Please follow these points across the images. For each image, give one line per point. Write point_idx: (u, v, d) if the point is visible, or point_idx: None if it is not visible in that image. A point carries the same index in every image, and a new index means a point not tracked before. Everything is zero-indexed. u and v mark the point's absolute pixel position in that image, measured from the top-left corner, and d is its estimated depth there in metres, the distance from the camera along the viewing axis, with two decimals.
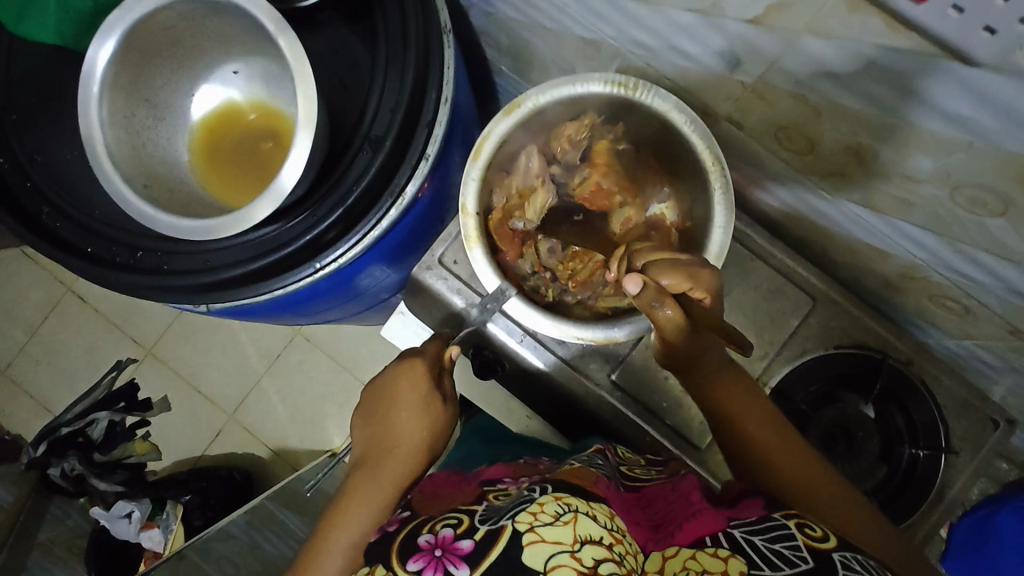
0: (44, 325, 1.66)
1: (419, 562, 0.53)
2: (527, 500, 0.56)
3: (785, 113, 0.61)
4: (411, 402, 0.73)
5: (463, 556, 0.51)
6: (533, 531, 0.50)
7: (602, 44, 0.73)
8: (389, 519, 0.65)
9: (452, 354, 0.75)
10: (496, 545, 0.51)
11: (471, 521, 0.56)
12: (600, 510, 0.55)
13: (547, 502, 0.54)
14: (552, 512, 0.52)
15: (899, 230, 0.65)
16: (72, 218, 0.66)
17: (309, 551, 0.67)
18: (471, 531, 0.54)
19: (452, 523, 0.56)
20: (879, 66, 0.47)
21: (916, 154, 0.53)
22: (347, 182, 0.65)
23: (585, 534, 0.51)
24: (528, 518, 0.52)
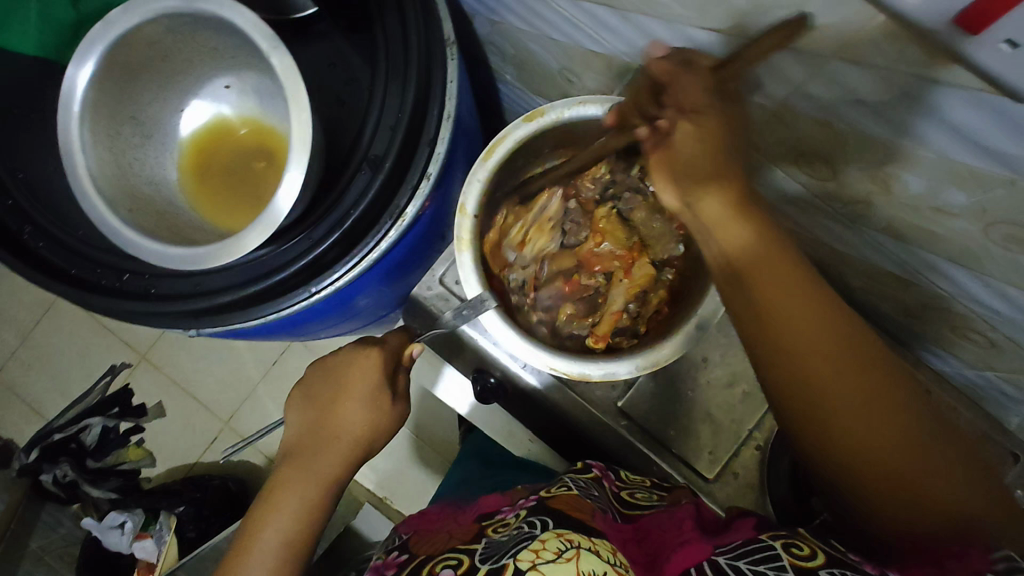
0: (36, 328, 1.63)
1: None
2: (528, 537, 0.52)
3: (807, 138, 0.57)
4: (360, 394, 0.65)
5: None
6: (535, 569, 0.46)
7: (613, 59, 0.69)
8: (387, 561, 0.63)
9: (412, 351, 0.69)
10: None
11: (473, 560, 0.53)
12: (604, 545, 0.51)
13: (548, 538, 0.50)
14: (554, 548, 0.48)
15: (923, 261, 0.62)
16: (56, 239, 0.63)
17: (230, 553, 0.59)
18: (472, 571, 0.51)
19: (452, 565, 0.54)
20: (917, 96, 0.43)
21: (949, 188, 0.49)
22: (344, 203, 0.62)
23: (589, 569, 0.46)
24: (530, 556, 0.48)
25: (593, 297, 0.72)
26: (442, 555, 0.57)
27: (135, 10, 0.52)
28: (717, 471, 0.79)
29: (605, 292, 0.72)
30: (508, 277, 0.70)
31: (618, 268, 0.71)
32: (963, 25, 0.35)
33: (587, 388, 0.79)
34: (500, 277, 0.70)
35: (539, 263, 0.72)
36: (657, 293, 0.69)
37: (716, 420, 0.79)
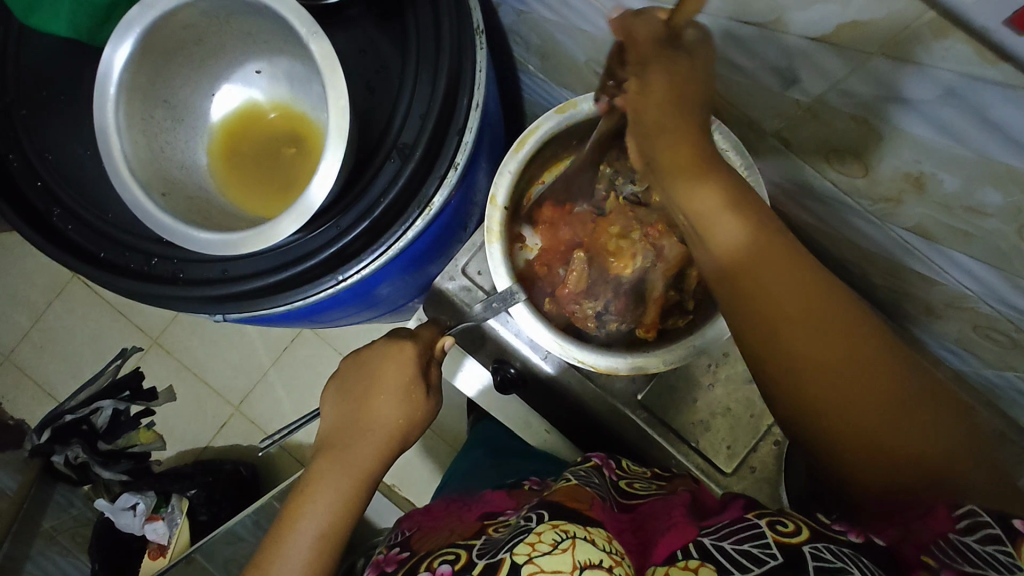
0: (48, 310, 1.64)
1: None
2: (525, 529, 0.52)
3: (840, 135, 0.57)
4: (396, 386, 0.65)
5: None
6: (532, 562, 0.46)
7: None
8: (387, 558, 0.64)
9: (444, 345, 0.70)
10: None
11: (470, 555, 0.53)
12: (600, 534, 0.51)
13: (544, 530, 0.50)
14: (550, 540, 0.48)
15: (950, 259, 0.62)
16: (85, 221, 0.63)
17: (265, 544, 0.58)
18: (469, 566, 0.51)
19: (450, 560, 0.54)
20: (960, 95, 0.43)
21: (985, 188, 0.49)
22: (374, 191, 0.62)
23: (585, 559, 0.47)
24: (526, 549, 0.48)
25: (639, 278, 0.68)
26: (438, 551, 0.57)
27: None
28: (735, 465, 0.79)
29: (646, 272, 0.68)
30: (557, 306, 0.70)
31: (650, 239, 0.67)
32: (1015, 24, 0.35)
33: (607, 381, 0.80)
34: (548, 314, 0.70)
35: (584, 269, 0.69)
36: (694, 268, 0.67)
37: (735, 414, 0.79)
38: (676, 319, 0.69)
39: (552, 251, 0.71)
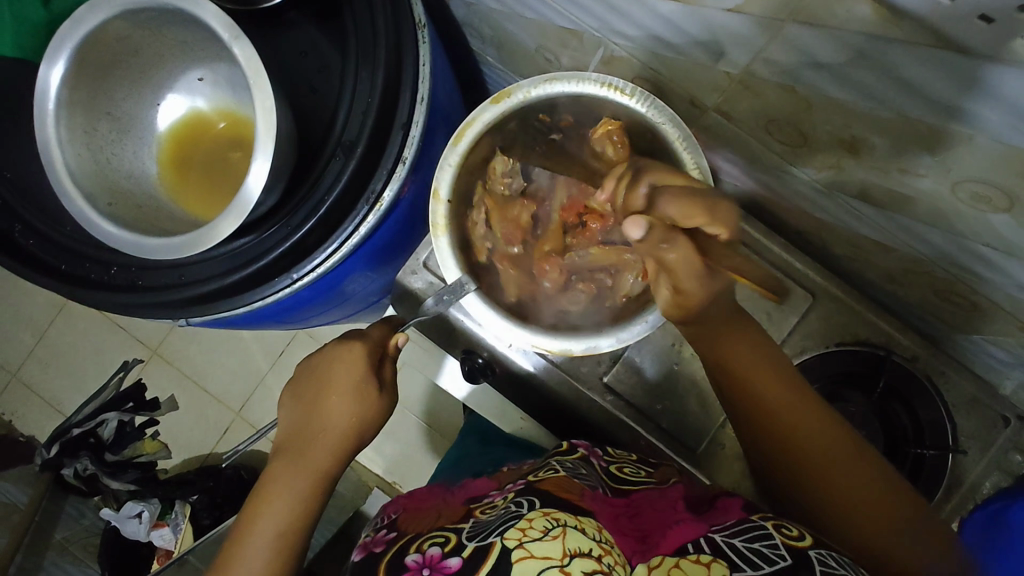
0: (51, 327, 1.69)
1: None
2: (515, 515, 0.54)
3: (774, 105, 0.57)
4: (346, 388, 0.67)
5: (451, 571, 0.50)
6: (522, 547, 0.48)
7: (583, 35, 0.69)
8: (375, 540, 0.64)
9: (396, 342, 0.71)
10: (487, 561, 0.49)
11: (459, 537, 0.54)
12: (590, 523, 0.53)
13: (535, 517, 0.52)
14: (541, 527, 0.50)
15: (897, 223, 0.61)
16: (46, 236, 0.65)
17: (227, 544, 0.62)
18: (459, 549, 0.52)
19: (439, 543, 0.55)
20: (869, 57, 0.43)
21: (912, 147, 0.49)
22: (321, 189, 0.63)
23: (575, 547, 0.48)
24: (516, 534, 0.50)
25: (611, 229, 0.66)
26: (430, 533, 0.58)
27: (100, 7, 0.53)
28: (706, 442, 0.79)
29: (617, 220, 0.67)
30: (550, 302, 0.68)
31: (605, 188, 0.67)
32: None
33: (573, 364, 0.80)
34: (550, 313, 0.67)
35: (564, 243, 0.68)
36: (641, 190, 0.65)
37: (703, 392, 0.79)
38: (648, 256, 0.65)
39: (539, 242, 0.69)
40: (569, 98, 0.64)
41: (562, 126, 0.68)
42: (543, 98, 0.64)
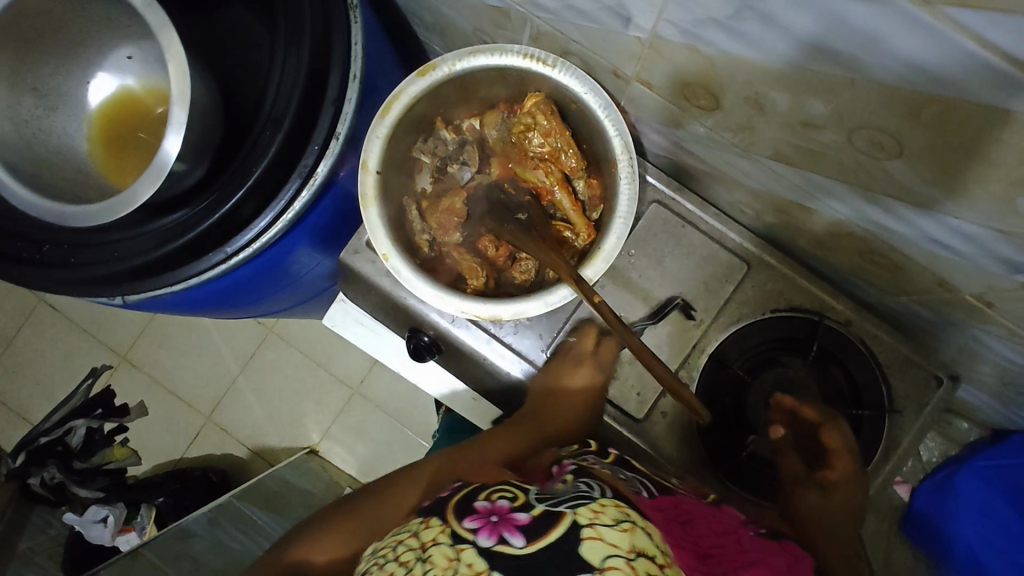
0: (17, 336, 1.68)
1: (475, 523, 0.52)
2: (586, 496, 0.55)
3: (684, 69, 0.59)
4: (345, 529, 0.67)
5: (519, 527, 0.51)
6: (593, 526, 0.49)
7: (511, 12, 0.71)
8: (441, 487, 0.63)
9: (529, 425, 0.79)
10: (556, 528, 0.50)
11: (528, 498, 0.55)
12: (657, 530, 0.53)
13: (608, 504, 0.53)
14: (612, 515, 0.51)
15: (814, 183, 0.63)
16: None
17: None
18: (527, 507, 0.53)
19: (507, 497, 0.56)
20: (752, 8, 0.45)
21: (809, 99, 0.51)
22: (251, 162, 0.64)
23: (641, 546, 0.49)
24: (587, 513, 0.51)
25: (540, 199, 0.72)
26: (496, 487, 0.59)
27: None
28: (646, 412, 0.79)
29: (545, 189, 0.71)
30: (473, 276, 0.70)
31: (535, 160, 0.71)
32: None
33: (515, 340, 0.80)
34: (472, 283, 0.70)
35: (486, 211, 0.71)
36: (571, 164, 0.69)
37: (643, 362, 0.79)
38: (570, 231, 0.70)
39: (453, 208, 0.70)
40: (494, 71, 0.66)
41: (480, 116, 0.72)
42: (468, 70, 0.65)
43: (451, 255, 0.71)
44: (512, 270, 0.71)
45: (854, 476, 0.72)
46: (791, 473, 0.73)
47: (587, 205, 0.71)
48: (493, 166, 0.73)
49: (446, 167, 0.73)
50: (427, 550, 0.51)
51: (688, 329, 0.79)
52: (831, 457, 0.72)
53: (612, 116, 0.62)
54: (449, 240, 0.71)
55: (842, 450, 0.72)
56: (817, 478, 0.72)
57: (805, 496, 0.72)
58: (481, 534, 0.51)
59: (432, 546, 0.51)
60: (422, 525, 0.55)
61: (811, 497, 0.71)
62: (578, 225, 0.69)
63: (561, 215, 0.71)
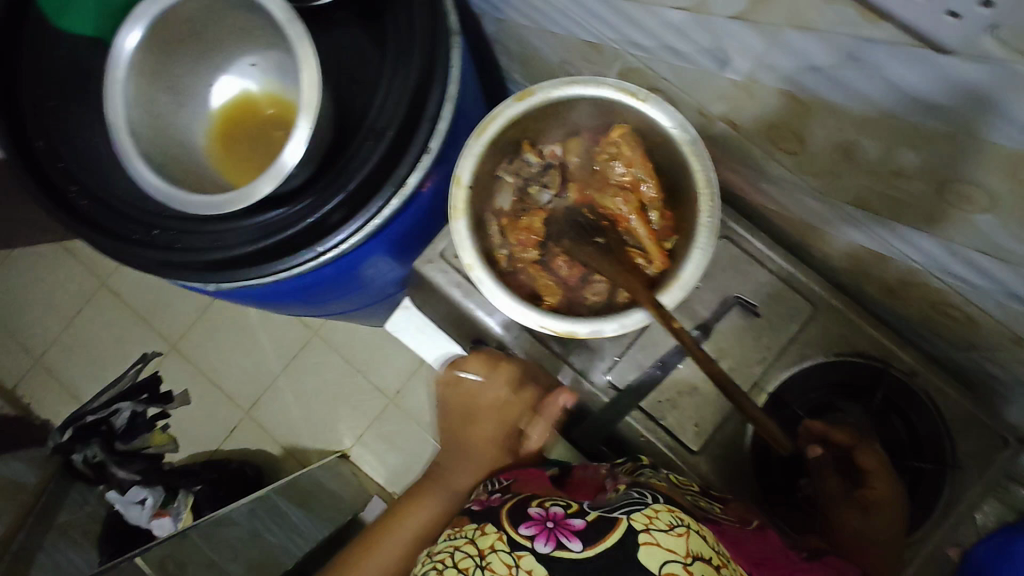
0: (79, 316, 1.76)
1: (532, 529, 0.62)
2: (640, 502, 0.62)
3: (775, 112, 0.61)
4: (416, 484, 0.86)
5: (576, 532, 0.60)
6: (649, 533, 0.58)
7: (604, 48, 0.75)
8: (490, 498, 0.73)
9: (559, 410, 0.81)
10: (613, 534, 0.58)
11: (581, 505, 0.65)
12: (712, 535, 0.61)
13: (661, 510, 0.60)
14: (667, 521, 0.59)
15: (894, 232, 0.64)
16: (98, 197, 0.71)
17: None
18: (582, 513, 0.63)
19: (562, 505, 0.65)
20: (858, 58, 0.48)
21: (902, 149, 0.53)
22: (352, 167, 0.68)
23: (696, 550, 0.57)
24: (643, 519, 0.59)
25: (616, 224, 0.74)
26: (548, 496, 0.68)
27: None
28: (703, 444, 0.80)
29: (623, 216, 0.73)
30: (547, 295, 0.73)
31: (617, 188, 0.74)
32: None
33: (581, 361, 0.82)
34: (546, 300, 0.72)
35: (564, 232, 0.74)
36: (651, 196, 0.72)
37: (702, 393, 0.80)
38: (645, 261, 0.71)
39: (533, 230, 0.74)
40: (586, 101, 0.69)
41: (564, 143, 0.75)
42: (563, 98, 0.68)
43: (528, 272, 0.74)
44: (584, 291, 0.73)
45: (896, 494, 0.72)
46: (832, 494, 0.75)
47: (663, 235, 0.72)
48: (571, 191, 0.76)
49: (528, 188, 0.76)
50: (486, 556, 0.62)
51: (750, 365, 0.80)
52: (867, 478, 0.73)
53: (699, 151, 0.65)
54: (527, 257, 0.74)
55: (878, 470, 0.73)
56: (859, 498, 0.73)
57: (848, 519, 0.73)
58: (539, 541, 0.60)
59: (491, 553, 0.62)
60: (478, 532, 0.65)
61: (854, 519, 0.73)
62: (654, 257, 0.70)
63: (634, 243, 0.72)
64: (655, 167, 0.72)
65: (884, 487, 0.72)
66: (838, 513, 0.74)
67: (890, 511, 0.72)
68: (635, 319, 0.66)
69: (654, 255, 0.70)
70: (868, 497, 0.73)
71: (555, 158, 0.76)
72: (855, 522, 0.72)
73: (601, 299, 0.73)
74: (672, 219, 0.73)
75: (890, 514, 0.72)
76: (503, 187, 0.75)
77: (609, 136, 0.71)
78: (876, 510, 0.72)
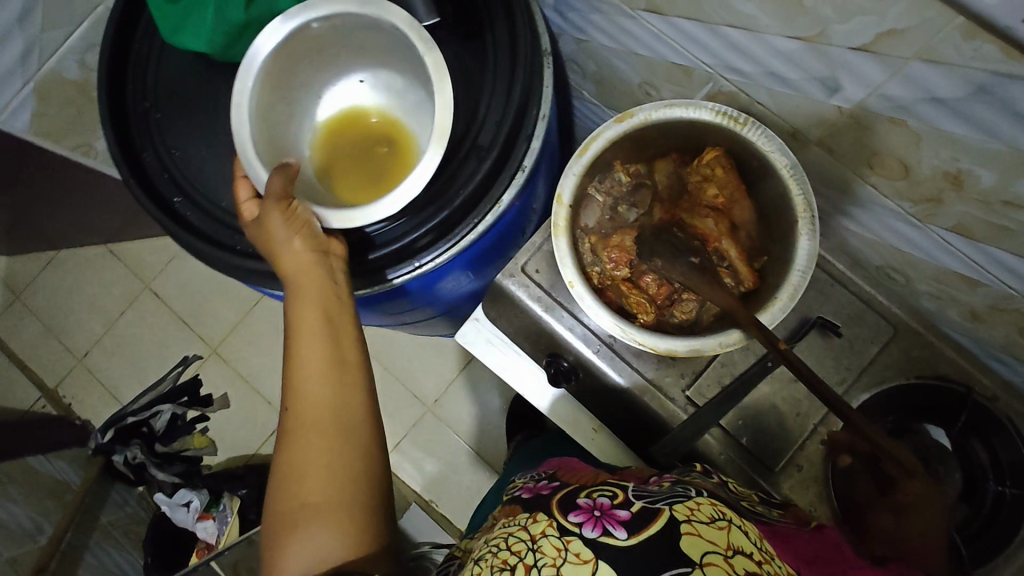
0: (122, 318, 1.77)
1: (580, 517, 0.53)
2: (682, 494, 0.55)
3: (881, 139, 0.63)
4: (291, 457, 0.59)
5: (622, 521, 0.51)
6: (690, 523, 0.50)
7: (695, 71, 0.77)
8: (537, 485, 0.65)
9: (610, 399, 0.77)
10: (657, 520, 0.50)
11: (628, 495, 0.55)
12: (753, 530, 0.53)
13: (704, 503, 0.53)
14: (709, 513, 0.51)
15: (993, 259, 0.65)
16: (202, 208, 0.73)
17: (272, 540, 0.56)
18: (629, 504, 0.53)
19: (608, 494, 0.56)
20: (990, 93, 0.49)
21: (1020, 179, 0.54)
22: (453, 185, 0.71)
23: (738, 544, 0.49)
24: (684, 509, 0.51)
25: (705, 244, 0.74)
26: (597, 486, 0.58)
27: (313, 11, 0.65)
28: (783, 463, 0.81)
29: (713, 236, 0.74)
30: (637, 312, 0.74)
31: (706, 208, 0.74)
32: None
33: (657, 376, 0.83)
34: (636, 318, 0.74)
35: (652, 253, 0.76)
36: (740, 216, 0.73)
37: (780, 411, 0.82)
38: (734, 280, 0.72)
39: (622, 248, 0.75)
40: (683, 123, 0.71)
41: (651, 163, 0.76)
42: (662, 120, 0.70)
43: (618, 289, 0.75)
44: (671, 309, 0.75)
45: (929, 497, 0.71)
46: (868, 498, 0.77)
47: (751, 255, 0.73)
48: (656, 209, 0.77)
49: (616, 207, 0.77)
50: (537, 541, 0.51)
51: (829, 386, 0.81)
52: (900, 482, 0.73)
53: (799, 175, 0.66)
54: (618, 274, 0.75)
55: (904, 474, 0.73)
56: (891, 502, 0.74)
57: (882, 522, 0.74)
58: (586, 526, 0.51)
59: (541, 538, 0.52)
60: (531, 519, 0.55)
61: (888, 526, 0.73)
62: (744, 278, 0.71)
63: (724, 262, 0.73)
64: (747, 189, 0.73)
65: (912, 489, 0.72)
66: (882, 526, 0.74)
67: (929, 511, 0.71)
68: (721, 341, 0.67)
69: (743, 274, 0.71)
70: (902, 501, 0.73)
71: (643, 176, 0.77)
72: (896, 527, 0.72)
73: (688, 318, 0.74)
74: (762, 239, 0.73)
75: (928, 515, 0.70)
76: (592, 205, 0.76)
77: (701, 158, 0.73)
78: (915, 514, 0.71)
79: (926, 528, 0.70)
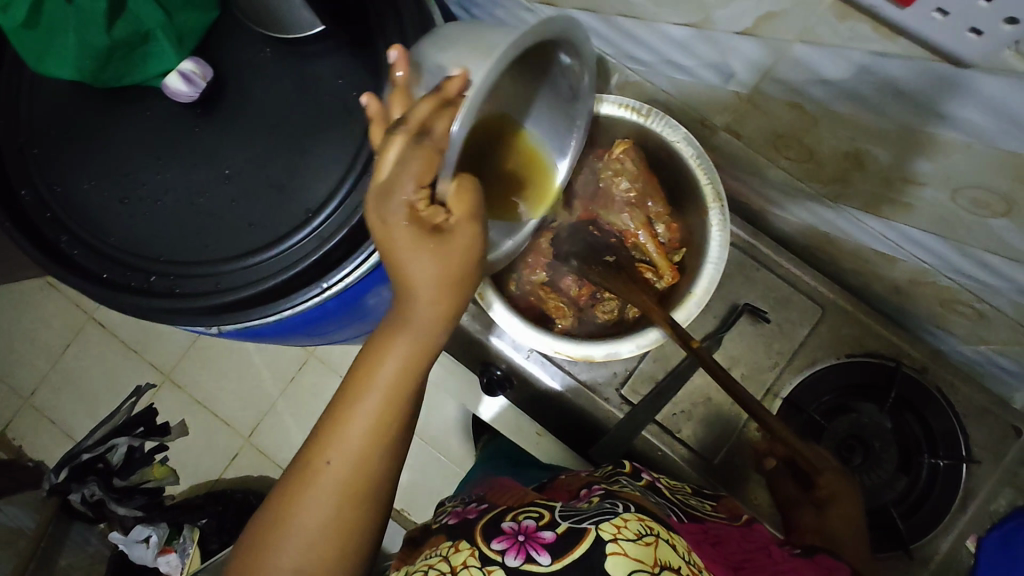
0: (66, 353, 1.70)
1: (503, 544, 0.51)
2: (609, 512, 0.53)
3: (781, 123, 0.61)
4: (327, 458, 0.49)
5: (547, 545, 0.50)
6: (616, 543, 0.48)
7: (600, 62, 0.74)
8: (465, 509, 0.63)
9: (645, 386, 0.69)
10: (581, 545, 0.49)
11: (554, 514, 0.54)
12: (682, 542, 0.53)
13: (630, 518, 0.51)
14: (635, 529, 0.50)
15: (904, 235, 0.64)
16: (89, 245, 0.69)
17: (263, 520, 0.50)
18: (554, 524, 0.52)
19: (534, 516, 0.54)
20: (873, 73, 0.47)
21: (915, 158, 0.53)
22: (353, 201, 0.66)
23: (665, 559, 0.49)
24: (611, 529, 0.50)
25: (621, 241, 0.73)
26: (522, 507, 0.57)
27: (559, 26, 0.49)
28: (722, 453, 0.81)
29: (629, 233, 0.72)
30: (558, 316, 0.73)
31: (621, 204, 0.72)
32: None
33: (589, 376, 0.82)
34: (558, 322, 0.72)
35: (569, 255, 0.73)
36: (656, 209, 0.71)
37: (716, 402, 0.81)
38: (654, 275, 0.71)
39: (538, 253, 0.73)
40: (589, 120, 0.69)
41: None
42: None
43: (538, 294, 0.73)
44: (591, 309, 0.74)
45: (850, 492, 0.67)
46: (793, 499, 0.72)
47: (669, 248, 0.72)
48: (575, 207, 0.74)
49: None
50: (458, 573, 0.50)
51: (763, 371, 0.81)
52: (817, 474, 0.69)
53: (705, 164, 0.65)
54: (536, 279, 0.73)
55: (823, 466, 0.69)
56: (814, 497, 0.69)
57: (802, 517, 0.69)
58: (509, 555, 0.50)
59: (462, 569, 0.50)
60: (453, 548, 0.54)
61: (809, 519, 0.67)
62: (662, 272, 0.71)
63: (641, 258, 0.72)
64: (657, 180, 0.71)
65: (835, 478, 0.68)
66: (801, 522, 0.68)
67: (847, 494, 0.67)
68: (639, 342, 0.66)
69: (661, 269, 0.71)
70: (825, 492, 0.68)
71: None
72: (824, 517, 0.66)
73: (611, 319, 0.73)
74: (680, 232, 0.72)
75: (846, 499, 0.67)
76: None
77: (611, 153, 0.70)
78: (838, 506, 0.66)
79: (847, 515, 0.65)
